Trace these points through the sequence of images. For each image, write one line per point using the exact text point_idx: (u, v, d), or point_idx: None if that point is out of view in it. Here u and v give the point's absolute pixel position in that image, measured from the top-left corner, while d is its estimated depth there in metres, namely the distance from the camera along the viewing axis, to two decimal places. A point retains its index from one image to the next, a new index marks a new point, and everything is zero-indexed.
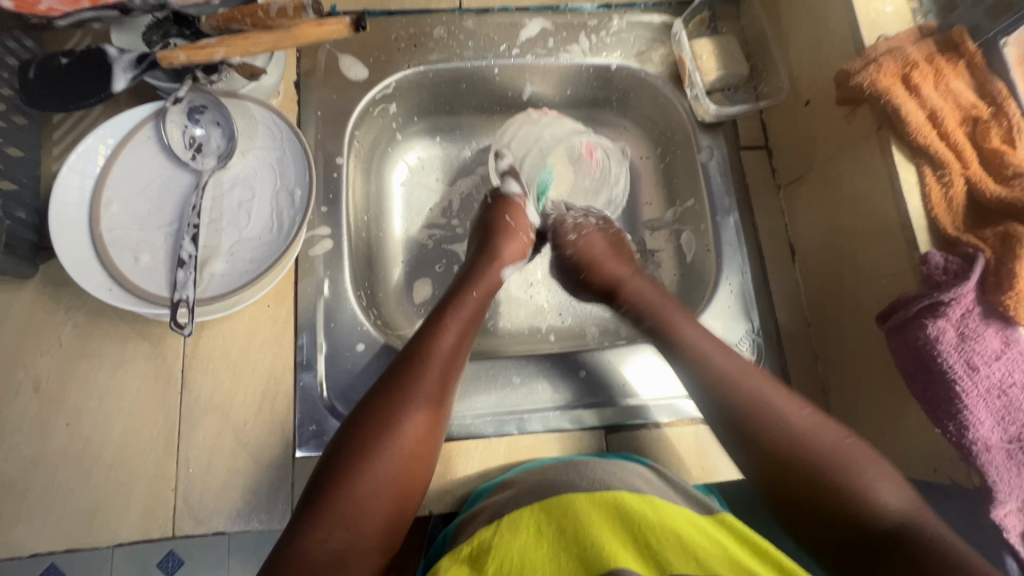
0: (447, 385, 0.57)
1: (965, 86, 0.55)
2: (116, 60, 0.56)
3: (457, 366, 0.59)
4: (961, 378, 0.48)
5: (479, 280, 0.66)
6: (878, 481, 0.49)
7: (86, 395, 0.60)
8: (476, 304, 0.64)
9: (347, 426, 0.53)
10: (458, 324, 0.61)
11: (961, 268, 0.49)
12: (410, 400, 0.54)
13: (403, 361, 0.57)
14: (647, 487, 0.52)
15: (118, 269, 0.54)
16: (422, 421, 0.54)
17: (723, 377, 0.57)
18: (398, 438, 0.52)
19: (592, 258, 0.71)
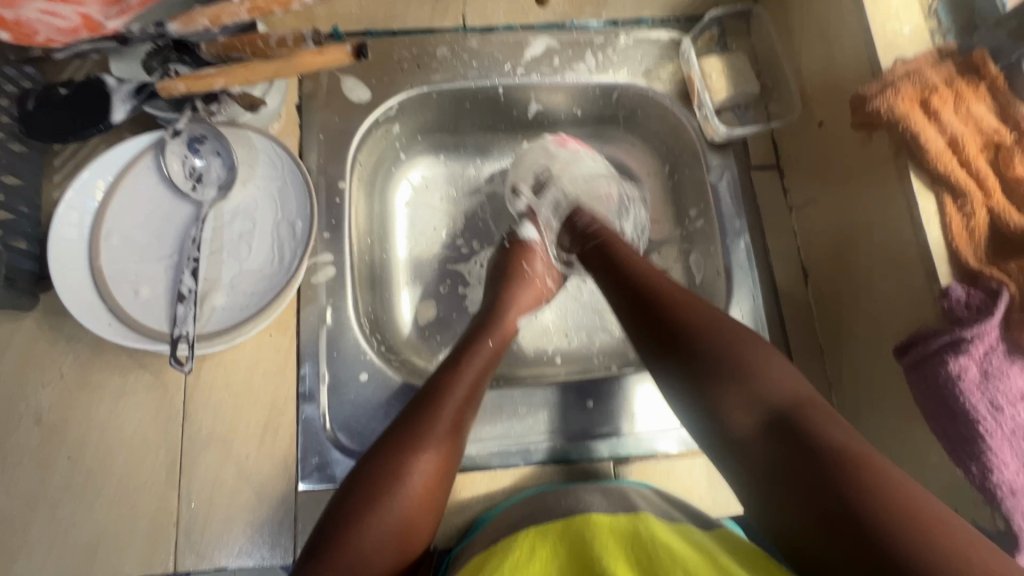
0: (459, 437, 0.55)
1: (987, 111, 0.52)
2: (115, 90, 0.55)
3: (468, 417, 0.57)
4: (985, 418, 0.47)
5: (494, 326, 0.65)
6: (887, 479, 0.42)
7: (88, 427, 0.59)
8: (491, 349, 0.62)
9: (352, 476, 0.51)
10: (474, 372, 0.59)
11: (984, 302, 0.48)
12: (419, 451, 0.52)
13: (413, 410, 0.55)
14: (645, 503, 0.53)
15: (118, 303, 0.53)
16: (432, 473, 0.52)
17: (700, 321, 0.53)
18: (404, 491, 0.50)
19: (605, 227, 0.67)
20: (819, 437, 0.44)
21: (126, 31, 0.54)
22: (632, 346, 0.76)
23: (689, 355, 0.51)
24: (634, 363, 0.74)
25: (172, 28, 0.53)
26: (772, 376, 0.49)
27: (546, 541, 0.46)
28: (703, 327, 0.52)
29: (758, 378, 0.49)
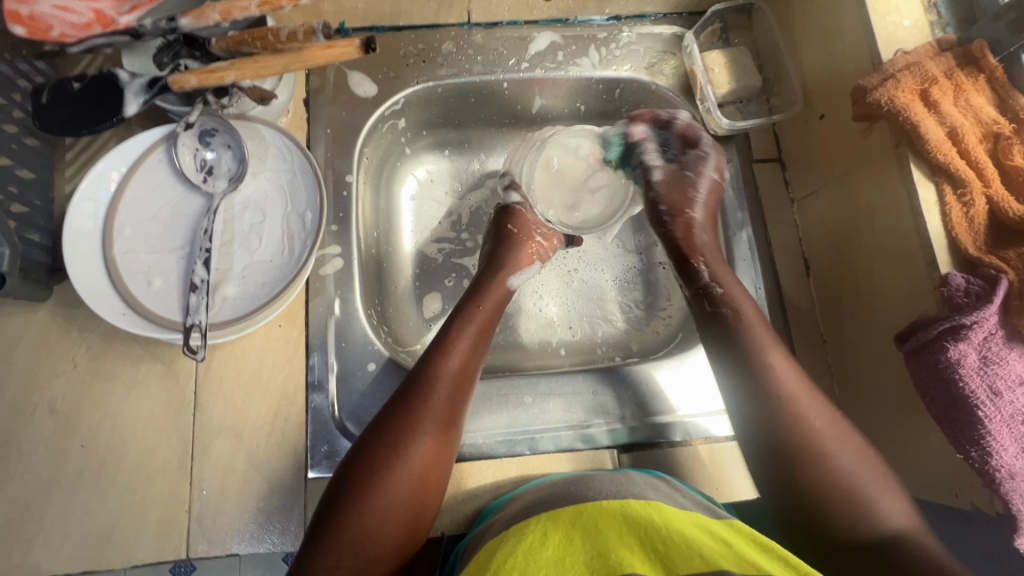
0: (455, 406, 0.56)
1: (986, 102, 0.53)
2: (127, 84, 0.56)
3: (463, 391, 0.58)
4: (984, 403, 0.47)
5: (482, 293, 0.66)
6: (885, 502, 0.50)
7: (101, 416, 0.60)
8: (482, 319, 0.63)
9: (354, 450, 0.53)
10: (466, 341, 0.60)
11: (983, 289, 0.48)
12: (417, 423, 0.53)
13: (409, 383, 0.56)
14: (653, 493, 0.53)
15: (131, 293, 0.54)
16: (431, 443, 0.53)
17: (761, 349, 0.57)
18: (405, 461, 0.51)
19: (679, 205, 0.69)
20: (875, 517, 0.49)
21: (139, 26, 0.55)
22: (636, 338, 0.77)
23: (783, 429, 0.53)
24: (638, 355, 0.76)
25: (184, 22, 0.55)
26: (847, 462, 0.51)
27: (556, 527, 0.47)
28: (798, 389, 0.54)
29: (843, 452, 0.52)
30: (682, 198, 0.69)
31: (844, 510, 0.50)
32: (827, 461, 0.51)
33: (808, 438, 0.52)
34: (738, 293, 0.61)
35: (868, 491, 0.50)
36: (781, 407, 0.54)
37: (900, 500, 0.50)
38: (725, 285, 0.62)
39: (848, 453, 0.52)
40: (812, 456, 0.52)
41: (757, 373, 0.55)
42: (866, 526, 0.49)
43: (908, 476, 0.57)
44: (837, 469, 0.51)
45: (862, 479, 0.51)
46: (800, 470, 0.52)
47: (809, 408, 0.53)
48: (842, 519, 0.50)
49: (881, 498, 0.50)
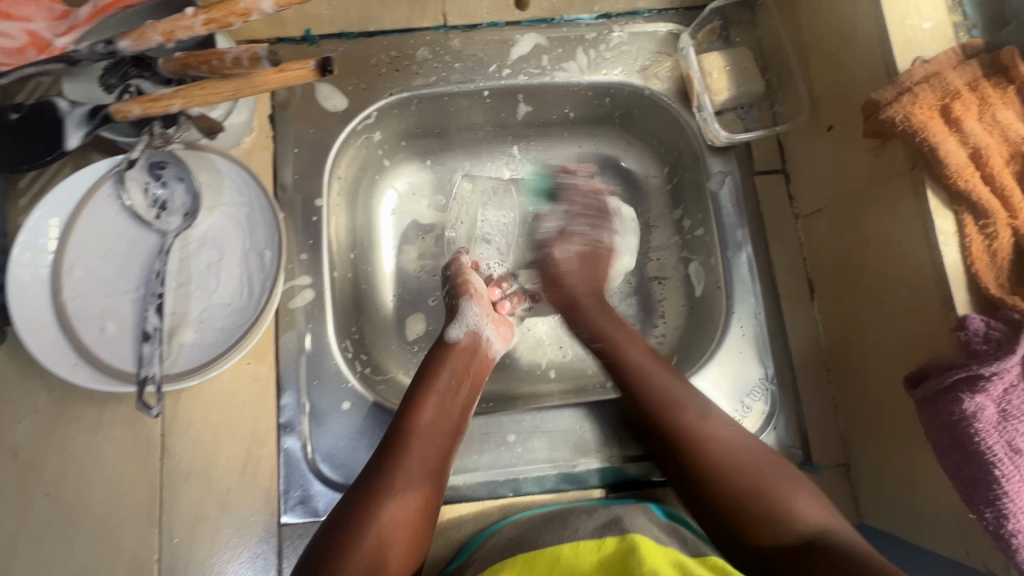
0: (421, 485, 0.53)
1: (1016, 118, 0.47)
2: (68, 114, 0.51)
3: (441, 452, 0.56)
4: (1002, 461, 0.43)
5: (449, 354, 0.63)
6: (800, 502, 0.50)
7: (65, 463, 0.57)
8: (449, 385, 0.60)
9: (317, 539, 0.50)
10: (432, 410, 0.57)
11: (1005, 336, 0.44)
12: (378, 507, 0.51)
13: (375, 464, 0.54)
14: (632, 523, 0.52)
15: (83, 342, 0.51)
16: (394, 526, 0.50)
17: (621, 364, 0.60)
18: (364, 548, 0.49)
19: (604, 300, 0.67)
20: (792, 515, 0.49)
21: (74, 50, 0.49)
22: None
23: (674, 429, 0.55)
24: None
25: (123, 45, 0.49)
26: (741, 453, 0.53)
27: None
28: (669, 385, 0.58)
29: (729, 443, 0.54)
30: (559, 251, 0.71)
31: (763, 507, 0.50)
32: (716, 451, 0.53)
33: (697, 432, 0.54)
34: (599, 318, 0.65)
35: (774, 484, 0.51)
36: (659, 408, 0.56)
37: (816, 501, 0.50)
38: (598, 330, 0.64)
39: (742, 450, 0.53)
40: (698, 447, 0.54)
41: (634, 384, 0.58)
42: (781, 526, 0.48)
43: (915, 523, 0.54)
44: (728, 457, 0.53)
45: (764, 475, 0.51)
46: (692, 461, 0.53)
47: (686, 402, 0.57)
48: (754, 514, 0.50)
49: (800, 501, 0.50)
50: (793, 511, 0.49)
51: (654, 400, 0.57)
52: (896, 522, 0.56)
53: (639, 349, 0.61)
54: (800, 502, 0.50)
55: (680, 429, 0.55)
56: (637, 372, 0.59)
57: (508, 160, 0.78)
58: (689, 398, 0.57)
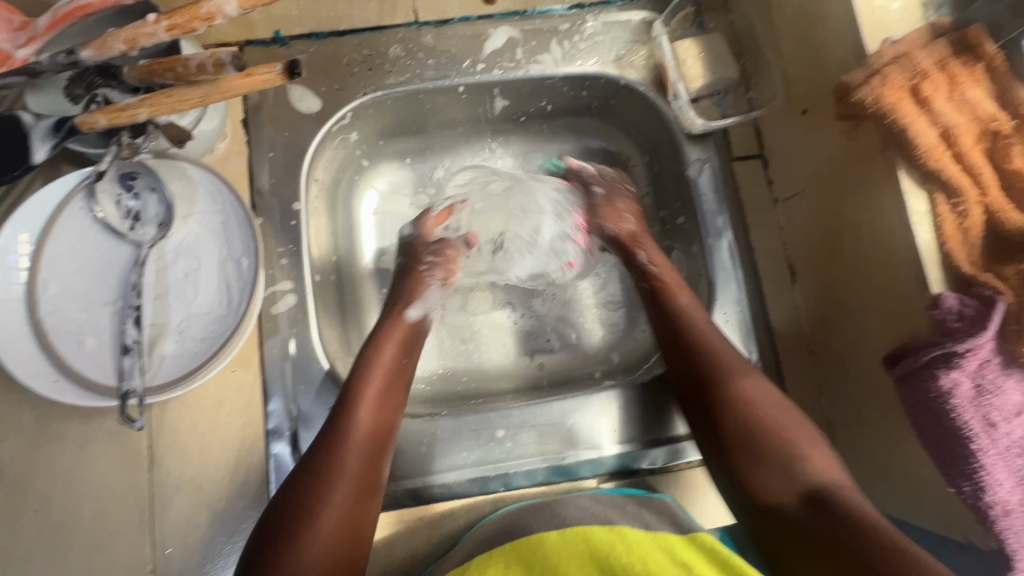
0: (370, 467, 0.53)
1: (984, 95, 0.48)
2: (32, 127, 0.50)
3: (388, 424, 0.56)
4: (978, 435, 0.44)
5: (388, 329, 0.62)
6: (811, 457, 0.49)
7: (52, 479, 0.57)
8: (396, 361, 0.60)
9: (265, 522, 0.49)
10: (375, 390, 0.57)
11: (978, 312, 0.44)
12: (330, 493, 0.50)
13: (322, 439, 0.53)
14: (620, 517, 0.51)
15: (61, 357, 0.50)
16: (344, 507, 0.50)
17: (679, 308, 0.60)
18: (319, 535, 0.47)
19: (633, 235, 0.68)
20: (799, 466, 0.49)
21: (36, 62, 0.48)
22: (619, 349, 0.72)
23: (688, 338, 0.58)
24: (621, 368, 0.71)
25: (85, 55, 0.48)
26: (762, 402, 0.53)
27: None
28: (700, 327, 0.59)
29: (742, 372, 0.55)
30: (613, 204, 0.70)
31: (772, 469, 0.49)
32: (730, 392, 0.54)
33: (731, 388, 0.54)
34: (657, 252, 0.66)
35: (788, 442, 0.50)
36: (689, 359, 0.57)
37: (830, 458, 0.49)
38: (658, 263, 0.65)
39: (773, 404, 0.53)
40: (718, 382, 0.54)
41: (672, 314, 0.60)
42: (789, 478, 0.48)
43: (898, 500, 0.55)
44: (753, 400, 0.53)
45: (771, 419, 0.52)
46: (722, 401, 0.54)
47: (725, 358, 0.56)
48: (765, 474, 0.49)
49: (814, 455, 0.49)
50: (801, 466, 0.49)
51: (696, 334, 0.58)
52: (882, 500, 0.57)
53: (699, 314, 0.60)
54: (815, 460, 0.49)
55: (698, 358, 0.57)
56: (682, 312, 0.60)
57: (490, 156, 0.78)
58: (693, 310, 0.60)
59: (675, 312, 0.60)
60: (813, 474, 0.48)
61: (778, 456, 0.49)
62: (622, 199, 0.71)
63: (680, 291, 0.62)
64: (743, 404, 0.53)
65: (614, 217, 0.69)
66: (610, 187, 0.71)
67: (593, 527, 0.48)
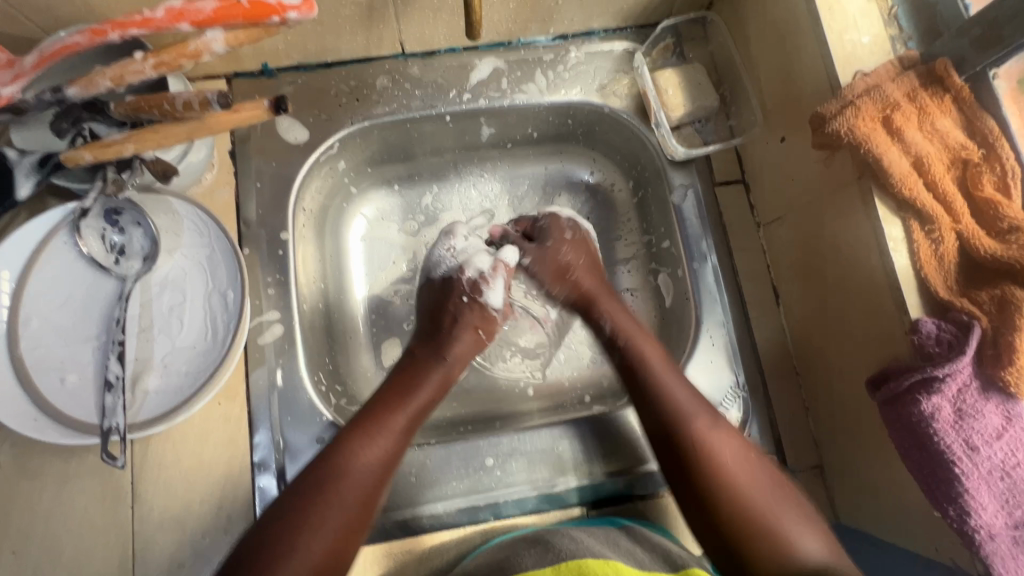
0: (370, 497, 0.53)
1: (952, 124, 0.49)
2: (16, 163, 0.50)
3: (395, 461, 0.55)
4: (961, 459, 0.44)
5: (427, 377, 0.61)
6: (802, 537, 0.50)
7: (31, 519, 0.55)
8: (423, 406, 0.59)
9: (240, 546, 0.48)
10: (403, 421, 0.57)
11: (955, 337, 0.45)
12: (318, 516, 0.49)
13: (315, 468, 0.52)
14: (614, 552, 0.52)
15: (42, 394, 0.50)
16: (333, 532, 0.49)
17: (659, 383, 0.58)
18: (299, 558, 0.47)
19: (592, 295, 0.67)
20: (791, 543, 0.49)
21: (21, 100, 0.48)
22: (608, 373, 0.72)
23: (670, 423, 0.56)
24: (611, 392, 0.71)
25: (71, 92, 0.48)
26: (746, 480, 0.53)
27: None
28: (649, 357, 0.60)
29: (726, 449, 0.54)
30: (551, 259, 0.68)
31: (756, 536, 0.50)
32: (722, 478, 0.52)
33: (706, 461, 0.53)
34: (625, 321, 0.64)
35: (768, 509, 0.51)
36: (662, 418, 0.57)
37: (812, 523, 0.51)
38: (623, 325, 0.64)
39: (753, 482, 0.52)
40: (710, 472, 0.53)
41: (651, 393, 0.58)
42: (784, 564, 0.48)
43: (885, 520, 0.55)
44: (736, 484, 0.52)
45: (749, 480, 0.53)
46: (709, 490, 0.52)
47: (689, 412, 0.56)
48: (749, 540, 0.50)
49: (799, 532, 0.50)
50: (795, 548, 0.49)
51: (675, 408, 0.56)
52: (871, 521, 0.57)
53: (680, 388, 0.58)
54: (805, 540, 0.49)
55: (694, 444, 0.54)
56: (660, 392, 0.58)
57: (479, 182, 0.78)
58: (675, 385, 0.58)
59: (655, 391, 0.58)
60: (807, 553, 0.49)
61: (766, 544, 0.49)
62: (566, 251, 0.69)
63: (658, 360, 0.60)
64: (738, 501, 0.51)
65: (558, 277, 0.68)
66: (540, 252, 0.69)
67: (586, 561, 0.49)
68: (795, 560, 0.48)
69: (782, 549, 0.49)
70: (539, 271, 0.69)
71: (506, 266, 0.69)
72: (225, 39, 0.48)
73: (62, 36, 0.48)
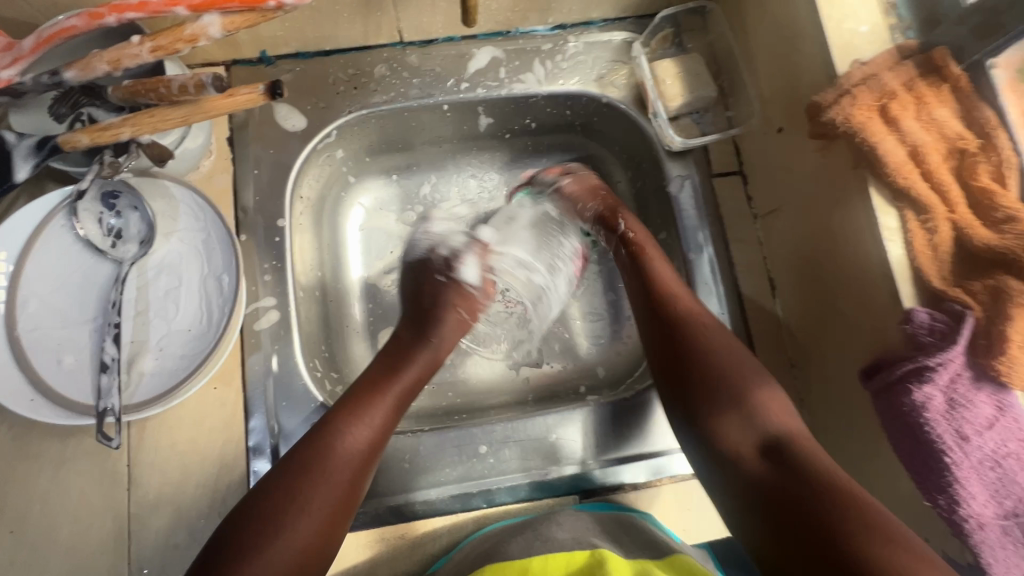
0: (359, 478, 0.52)
1: (950, 114, 0.49)
2: (15, 146, 0.50)
3: (381, 442, 0.55)
4: (952, 449, 0.44)
5: (415, 357, 0.62)
6: (770, 403, 0.52)
7: (29, 499, 0.56)
8: (411, 385, 0.59)
9: (227, 526, 0.47)
10: (387, 405, 0.56)
11: (948, 327, 0.45)
12: (308, 495, 0.49)
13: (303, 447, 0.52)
14: (603, 540, 0.52)
15: (39, 375, 0.50)
16: (320, 513, 0.49)
17: (657, 270, 0.61)
18: (283, 547, 0.46)
19: (616, 203, 0.69)
20: (763, 415, 0.51)
21: (20, 82, 0.49)
22: (604, 364, 0.72)
23: (656, 284, 0.60)
24: (606, 382, 0.71)
25: (69, 75, 0.49)
26: (733, 362, 0.55)
27: None
28: (643, 244, 0.64)
29: (709, 334, 0.57)
30: (564, 195, 0.71)
31: (727, 403, 0.52)
32: (694, 342, 0.56)
33: (692, 335, 0.56)
34: (633, 220, 0.67)
35: (748, 386, 0.53)
36: (654, 291, 0.60)
37: (787, 408, 0.52)
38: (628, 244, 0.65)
39: (744, 361, 0.55)
40: (696, 343, 0.56)
41: (638, 271, 0.62)
42: (752, 425, 0.51)
43: None
44: (714, 352, 0.55)
45: (738, 368, 0.54)
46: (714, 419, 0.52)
47: (714, 343, 0.56)
48: (718, 408, 0.52)
49: (774, 403, 0.52)
50: (763, 414, 0.51)
51: (661, 289, 0.60)
52: None
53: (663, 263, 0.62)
54: (773, 407, 0.52)
55: (683, 316, 0.58)
56: (647, 263, 0.62)
57: (478, 172, 0.79)
58: (666, 271, 0.61)
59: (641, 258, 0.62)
60: (770, 419, 0.51)
61: (735, 406, 0.52)
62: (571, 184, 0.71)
63: (652, 245, 0.64)
64: (723, 374, 0.54)
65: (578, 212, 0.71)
66: (569, 184, 0.71)
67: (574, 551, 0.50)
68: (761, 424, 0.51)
69: (752, 417, 0.51)
70: (566, 202, 0.72)
71: (480, 245, 0.71)
72: (222, 24, 0.48)
73: (61, 19, 0.49)
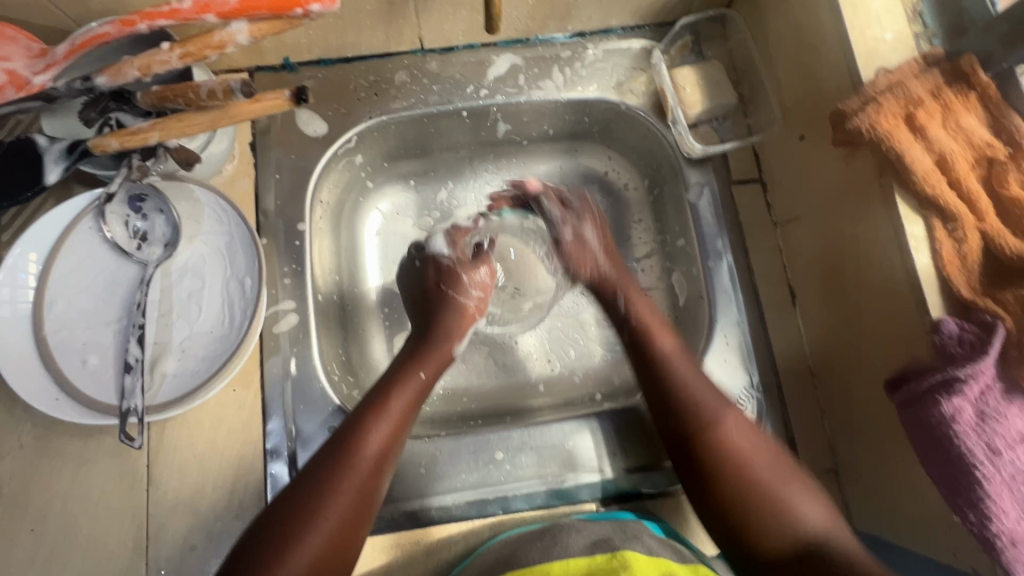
0: (376, 482, 0.52)
1: (978, 122, 0.48)
2: (47, 150, 0.52)
3: (398, 444, 0.55)
4: (982, 462, 0.43)
5: (429, 354, 0.62)
6: (803, 505, 0.49)
7: (50, 498, 0.57)
8: (423, 382, 0.59)
9: (250, 532, 0.47)
10: (400, 408, 0.56)
11: (978, 337, 0.44)
12: (329, 500, 0.49)
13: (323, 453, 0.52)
14: (621, 538, 0.52)
15: (65, 375, 0.51)
16: (340, 517, 0.49)
17: (661, 345, 0.59)
18: (306, 554, 0.46)
19: (614, 275, 0.66)
20: (795, 516, 0.48)
21: (53, 87, 0.50)
22: (620, 372, 0.72)
23: (663, 369, 0.57)
24: (623, 391, 0.70)
25: (100, 80, 0.49)
26: (752, 448, 0.52)
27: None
28: (652, 323, 0.61)
29: (728, 421, 0.53)
30: (582, 244, 0.68)
31: (752, 501, 0.49)
32: (722, 439, 0.52)
33: (702, 420, 0.53)
34: (632, 288, 0.65)
35: (780, 484, 0.50)
36: (661, 381, 0.57)
37: (819, 500, 0.49)
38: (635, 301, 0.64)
39: (763, 458, 0.51)
40: (709, 429, 0.53)
41: (648, 346, 0.59)
42: (783, 527, 0.48)
43: (902, 526, 0.54)
44: (737, 445, 0.52)
45: (754, 458, 0.51)
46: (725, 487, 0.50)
47: (710, 405, 0.54)
48: (746, 508, 0.49)
49: (804, 502, 0.49)
50: (796, 515, 0.48)
51: (668, 363, 0.57)
52: (888, 527, 0.56)
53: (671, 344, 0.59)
54: (805, 507, 0.48)
55: (694, 400, 0.54)
56: (661, 352, 0.58)
57: (495, 179, 0.79)
58: (677, 356, 0.58)
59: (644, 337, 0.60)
60: (804, 522, 0.48)
61: (767, 511, 0.49)
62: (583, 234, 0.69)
63: (662, 328, 0.60)
64: (743, 466, 0.51)
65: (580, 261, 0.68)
66: (578, 229, 0.69)
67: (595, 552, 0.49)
68: (794, 523, 0.48)
69: (783, 519, 0.48)
70: (567, 254, 0.69)
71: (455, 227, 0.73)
72: (249, 31, 0.49)
73: (94, 26, 0.50)
